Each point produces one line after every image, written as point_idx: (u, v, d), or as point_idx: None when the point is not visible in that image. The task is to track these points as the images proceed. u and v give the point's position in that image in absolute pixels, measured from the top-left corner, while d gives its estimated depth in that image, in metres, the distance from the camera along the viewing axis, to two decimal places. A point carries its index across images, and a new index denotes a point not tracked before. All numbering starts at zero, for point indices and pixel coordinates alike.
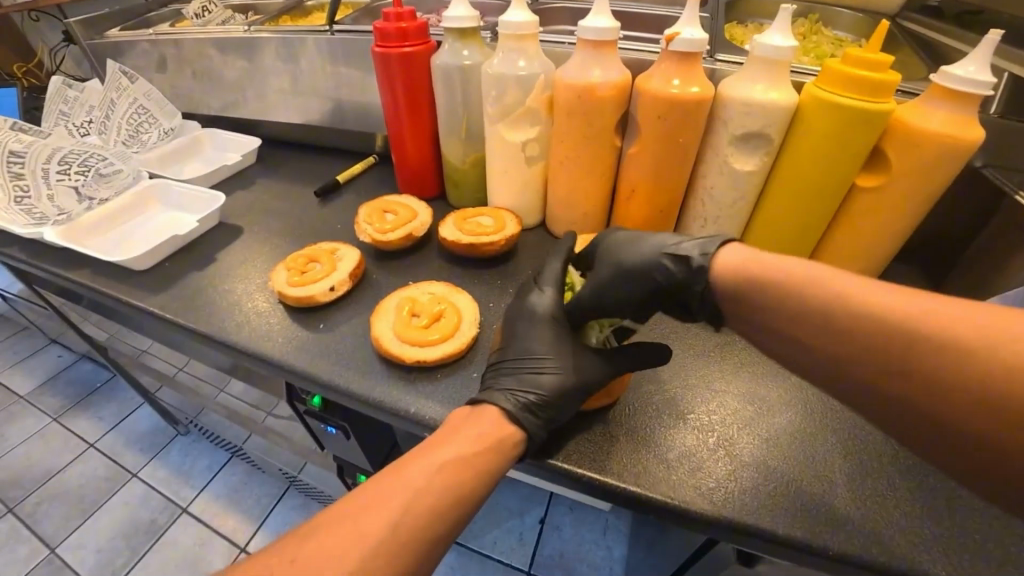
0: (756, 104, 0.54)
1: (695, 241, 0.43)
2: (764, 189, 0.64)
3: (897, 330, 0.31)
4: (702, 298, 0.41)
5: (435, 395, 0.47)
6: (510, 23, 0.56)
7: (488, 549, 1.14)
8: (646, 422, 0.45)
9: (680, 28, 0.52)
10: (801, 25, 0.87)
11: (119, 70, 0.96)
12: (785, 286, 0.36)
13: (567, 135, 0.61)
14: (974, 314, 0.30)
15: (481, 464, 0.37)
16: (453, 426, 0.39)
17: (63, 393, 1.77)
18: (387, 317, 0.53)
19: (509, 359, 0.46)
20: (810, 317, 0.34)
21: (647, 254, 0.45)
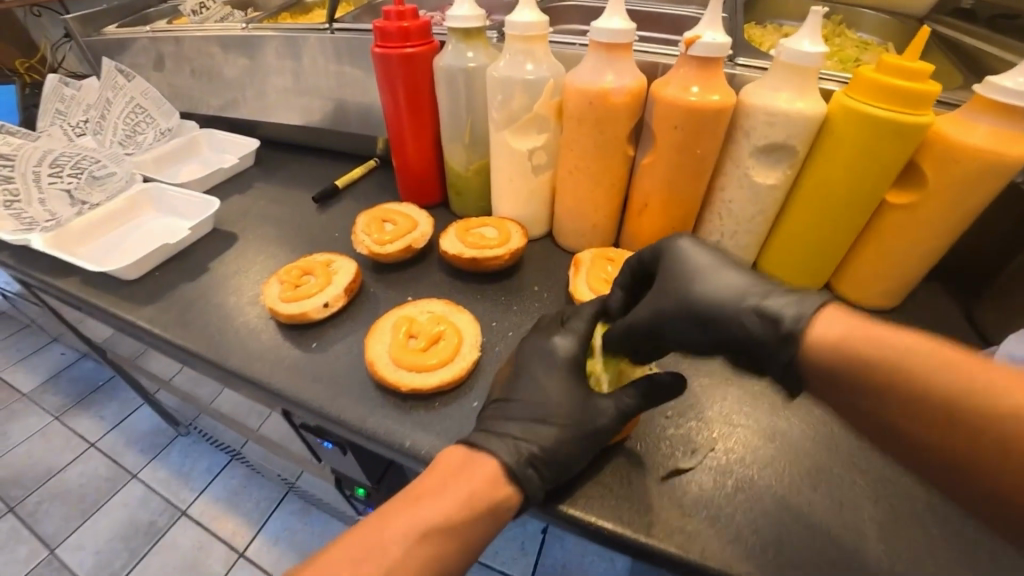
0: (781, 113, 0.51)
1: (786, 296, 0.37)
2: (786, 204, 0.60)
3: (985, 411, 0.28)
4: (788, 369, 0.35)
5: (433, 426, 0.44)
6: (517, 24, 0.53)
7: (489, 560, 1.11)
8: (660, 463, 0.42)
9: (700, 31, 0.48)
10: (824, 26, 0.82)
11: (115, 68, 0.94)
12: (863, 344, 0.32)
13: (577, 144, 0.58)
14: None
15: (467, 531, 0.34)
16: (443, 477, 0.36)
17: (65, 391, 1.76)
18: (383, 338, 0.50)
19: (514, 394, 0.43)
20: (861, 382, 0.31)
21: (726, 298, 0.39)
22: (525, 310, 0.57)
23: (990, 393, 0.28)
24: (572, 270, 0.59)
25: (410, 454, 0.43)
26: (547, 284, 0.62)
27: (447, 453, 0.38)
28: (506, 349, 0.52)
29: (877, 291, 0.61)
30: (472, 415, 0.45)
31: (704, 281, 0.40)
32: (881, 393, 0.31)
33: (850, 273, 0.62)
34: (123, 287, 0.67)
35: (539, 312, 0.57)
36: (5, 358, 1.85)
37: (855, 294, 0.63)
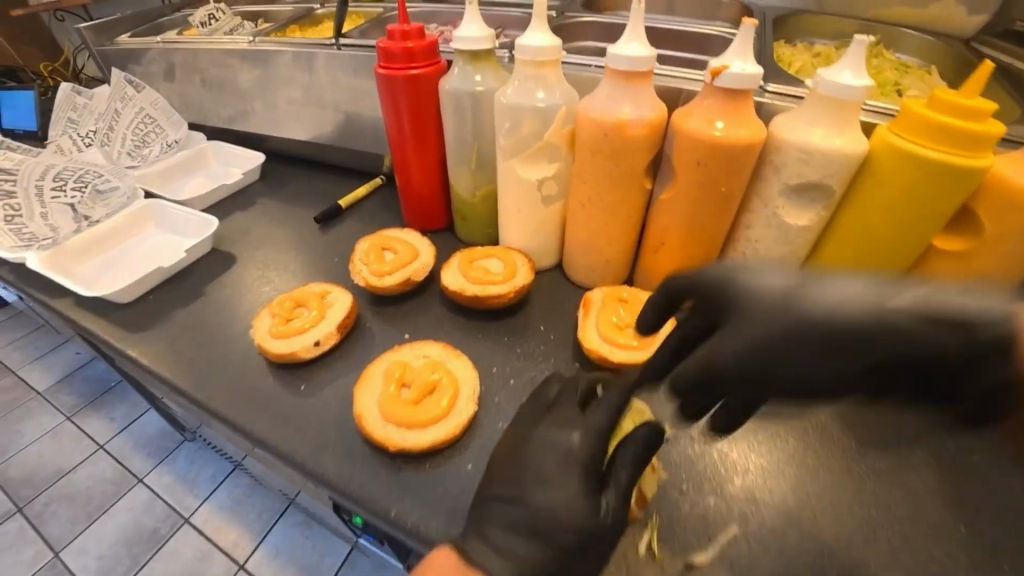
0: (817, 150, 0.46)
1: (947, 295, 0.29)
2: (818, 246, 0.55)
3: None
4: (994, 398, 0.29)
5: (421, 493, 0.40)
6: (527, 48, 0.49)
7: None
8: (672, 543, 0.38)
9: (728, 60, 0.44)
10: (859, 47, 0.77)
11: (125, 78, 0.93)
12: None
13: (590, 176, 0.54)
14: None
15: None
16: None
17: (79, 391, 1.76)
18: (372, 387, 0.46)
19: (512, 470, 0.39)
20: None
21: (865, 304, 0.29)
22: (529, 353, 0.53)
23: None
24: (582, 311, 0.54)
25: (395, 525, 0.39)
26: (554, 324, 0.57)
27: (435, 556, 0.35)
28: (506, 401, 0.48)
29: None
30: (467, 480, 0.41)
31: (815, 293, 0.30)
32: None
33: None
34: (115, 311, 0.65)
35: (544, 357, 0.53)
36: (23, 356, 1.87)
37: None
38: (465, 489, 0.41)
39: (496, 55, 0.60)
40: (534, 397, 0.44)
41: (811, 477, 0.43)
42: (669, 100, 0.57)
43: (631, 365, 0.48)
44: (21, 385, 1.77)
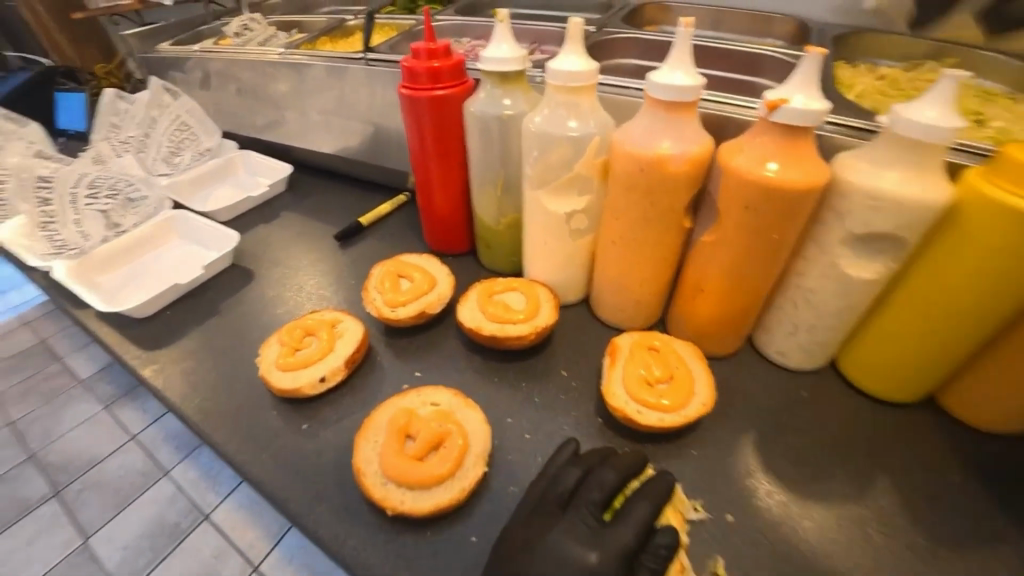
0: (889, 197, 0.40)
1: None
2: (881, 302, 0.49)
3: None
4: None
5: (419, 566, 0.37)
6: (560, 72, 0.44)
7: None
8: None
9: (787, 93, 0.40)
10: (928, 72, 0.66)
11: (163, 87, 0.96)
12: None
13: (623, 212, 0.49)
14: None
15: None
16: None
17: (118, 380, 1.70)
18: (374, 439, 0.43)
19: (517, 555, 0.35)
20: None
21: None
22: (547, 404, 0.49)
23: None
24: (608, 360, 0.49)
25: None
26: (577, 370, 0.53)
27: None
28: (520, 459, 0.44)
29: (1002, 418, 0.47)
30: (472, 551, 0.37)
31: None
32: None
33: (960, 388, 0.49)
34: (132, 326, 0.64)
35: (564, 409, 0.48)
36: (71, 343, 1.81)
37: (970, 416, 0.49)
38: (465, 566, 0.37)
39: (531, 76, 0.57)
40: (547, 475, 0.40)
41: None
42: (716, 129, 0.52)
43: (660, 427, 0.44)
44: (64, 371, 1.71)
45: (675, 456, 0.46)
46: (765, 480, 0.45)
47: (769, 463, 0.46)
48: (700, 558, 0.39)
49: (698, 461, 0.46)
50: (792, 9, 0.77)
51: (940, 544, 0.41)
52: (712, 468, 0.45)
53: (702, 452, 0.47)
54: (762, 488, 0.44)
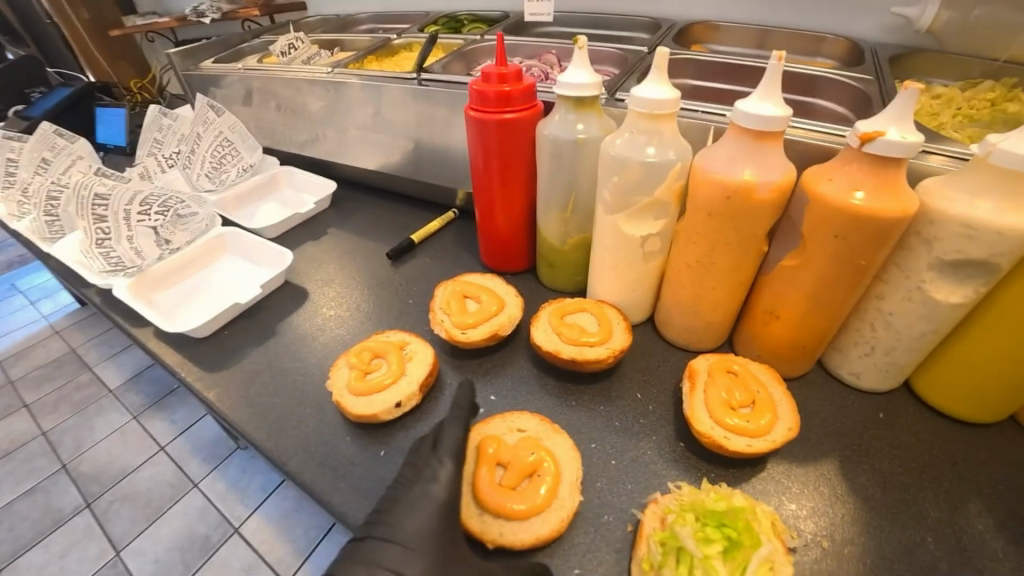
0: (984, 225, 0.41)
1: None
2: (961, 327, 0.49)
3: None
4: None
5: None
6: (645, 100, 0.45)
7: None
8: None
9: (880, 125, 0.40)
10: (987, 90, 0.64)
11: (207, 104, 0.95)
12: None
13: (701, 237, 0.49)
14: None
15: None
16: None
17: (144, 391, 1.69)
18: (434, 478, 0.40)
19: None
20: None
21: None
22: (628, 428, 0.49)
23: None
24: (687, 385, 0.49)
25: None
26: (651, 393, 0.52)
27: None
28: (608, 487, 0.43)
29: None
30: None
31: None
32: None
33: None
34: (193, 347, 0.64)
35: (643, 433, 0.48)
36: (98, 353, 1.82)
37: None
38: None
39: (603, 99, 0.57)
40: (647, 511, 0.39)
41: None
42: (792, 153, 0.52)
43: (748, 453, 0.44)
44: (92, 381, 1.72)
45: (759, 479, 0.46)
46: (852, 503, 0.45)
47: (856, 486, 0.46)
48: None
49: (784, 485, 0.46)
50: (845, 28, 0.77)
51: None
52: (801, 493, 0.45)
53: (788, 477, 0.47)
54: (857, 514, 0.44)
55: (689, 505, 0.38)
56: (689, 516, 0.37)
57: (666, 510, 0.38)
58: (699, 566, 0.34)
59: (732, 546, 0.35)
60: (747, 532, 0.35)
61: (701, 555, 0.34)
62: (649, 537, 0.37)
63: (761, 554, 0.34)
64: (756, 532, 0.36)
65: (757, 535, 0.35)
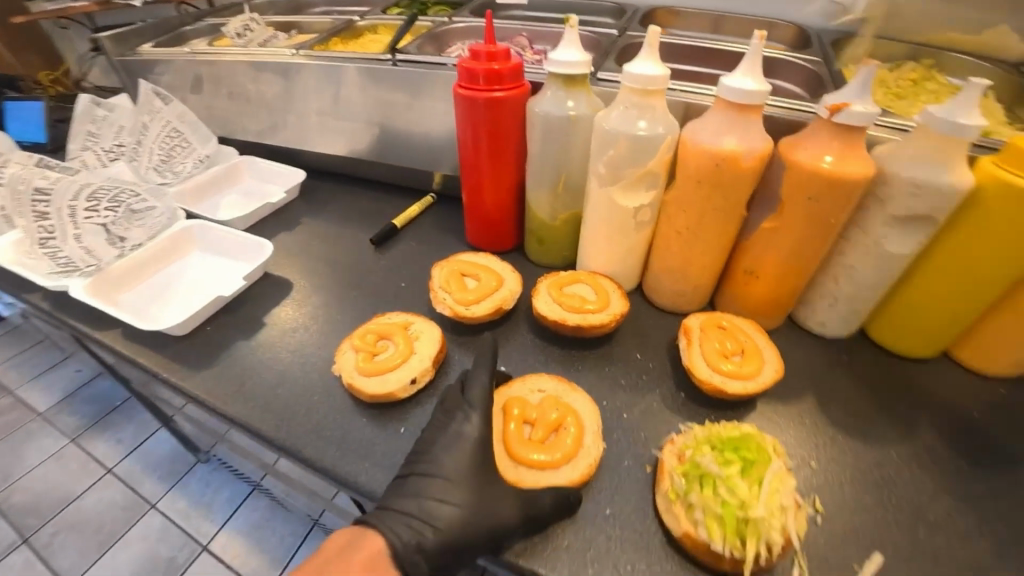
0: (928, 184, 0.48)
1: None
2: (909, 274, 0.57)
3: None
4: None
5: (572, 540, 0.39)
6: (638, 76, 0.47)
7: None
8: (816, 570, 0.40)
9: (846, 96, 0.45)
10: (910, 69, 0.74)
11: (152, 91, 0.88)
12: None
13: (690, 204, 0.53)
14: None
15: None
16: None
17: (81, 411, 1.53)
18: (465, 435, 0.43)
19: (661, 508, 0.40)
20: None
21: None
22: (634, 385, 0.52)
23: None
24: (684, 341, 0.53)
25: None
26: (650, 353, 0.56)
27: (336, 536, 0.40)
28: (626, 438, 0.47)
29: (1001, 362, 0.58)
30: (612, 517, 0.41)
31: None
32: None
33: (976, 341, 0.59)
34: (174, 346, 0.61)
35: (648, 388, 0.52)
36: (20, 374, 1.63)
37: (981, 364, 0.60)
38: (609, 534, 0.40)
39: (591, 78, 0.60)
40: (667, 449, 0.44)
41: (928, 518, 0.45)
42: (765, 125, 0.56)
43: (744, 395, 0.49)
44: (15, 406, 1.54)
45: (752, 417, 0.51)
46: (830, 433, 0.51)
47: (830, 417, 0.53)
48: (807, 496, 0.45)
49: (772, 423, 0.51)
50: (791, 15, 0.85)
51: (978, 475, 0.49)
52: (788, 429, 0.51)
53: (775, 416, 0.52)
54: (835, 441, 0.50)
55: (704, 438, 0.43)
56: (707, 447, 0.41)
57: (684, 445, 0.43)
58: (722, 485, 0.39)
59: (747, 466, 0.40)
60: (756, 452, 0.40)
61: (724, 475, 0.39)
62: (671, 472, 0.42)
63: (773, 468, 0.39)
64: (766, 451, 0.41)
65: (767, 453, 0.41)
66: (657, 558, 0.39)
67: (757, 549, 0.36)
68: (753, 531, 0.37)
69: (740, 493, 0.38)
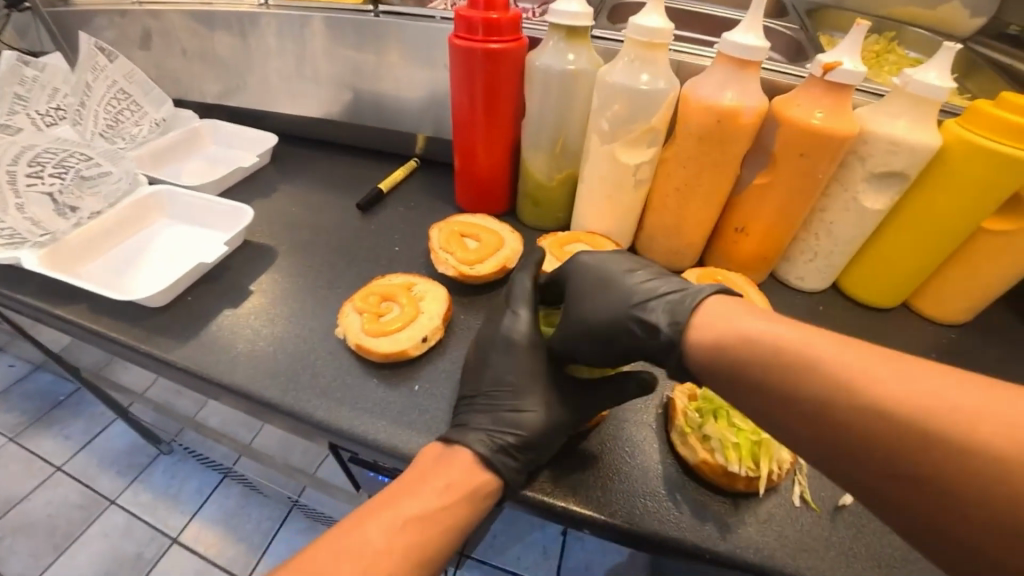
0: (904, 140, 0.52)
1: (659, 299, 0.42)
2: (881, 228, 0.62)
3: (860, 407, 0.29)
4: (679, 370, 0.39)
5: (594, 481, 0.42)
6: (643, 28, 0.48)
7: (512, 566, 0.99)
8: (816, 489, 0.43)
9: (838, 56, 0.48)
10: (874, 41, 0.79)
11: (95, 45, 0.79)
12: (740, 344, 0.34)
13: (687, 163, 0.55)
14: (837, 355, 0.31)
15: (447, 516, 0.36)
16: (427, 473, 0.38)
17: (18, 408, 1.39)
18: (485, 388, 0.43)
19: (681, 440, 0.43)
20: (746, 381, 0.34)
21: (621, 306, 0.43)
22: None
23: (855, 377, 0.30)
24: None
25: (561, 516, 0.40)
26: None
27: (424, 450, 0.40)
28: None
29: (953, 308, 0.65)
30: (631, 454, 0.44)
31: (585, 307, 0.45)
32: (767, 391, 0.33)
33: (930, 291, 0.65)
34: (152, 318, 0.56)
35: None
36: None
37: (933, 312, 0.66)
38: (630, 468, 0.43)
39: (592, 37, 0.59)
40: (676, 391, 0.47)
41: None
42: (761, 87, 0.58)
43: None
44: None
45: None
46: None
47: None
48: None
49: None
50: None
51: None
52: None
53: None
54: None
55: None
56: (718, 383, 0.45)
57: (696, 384, 0.46)
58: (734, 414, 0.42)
59: None
60: None
61: (737, 406, 0.42)
62: (685, 409, 0.44)
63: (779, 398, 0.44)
64: None
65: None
66: (677, 488, 0.42)
67: (768, 467, 0.40)
68: (766, 453, 0.40)
69: (752, 419, 0.42)
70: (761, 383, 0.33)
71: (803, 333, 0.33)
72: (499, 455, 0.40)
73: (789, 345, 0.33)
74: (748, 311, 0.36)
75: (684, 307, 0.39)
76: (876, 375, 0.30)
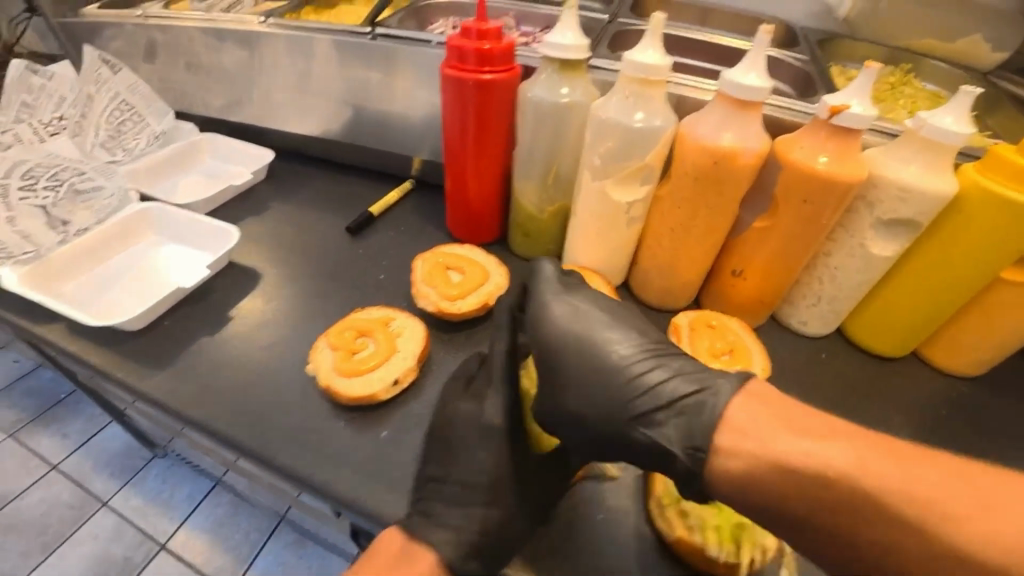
0: (915, 188, 0.49)
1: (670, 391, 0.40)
2: (890, 276, 0.58)
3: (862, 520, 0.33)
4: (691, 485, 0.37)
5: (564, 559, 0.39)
6: (638, 65, 0.46)
7: None
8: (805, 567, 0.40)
9: (846, 99, 0.46)
10: (889, 74, 0.75)
11: (99, 57, 0.79)
12: (756, 462, 0.34)
13: (682, 201, 0.52)
14: (849, 461, 0.34)
15: None
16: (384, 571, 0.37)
17: (20, 404, 1.41)
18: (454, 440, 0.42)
19: (658, 514, 0.40)
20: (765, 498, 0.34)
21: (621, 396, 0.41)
22: None
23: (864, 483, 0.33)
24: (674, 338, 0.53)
25: None
26: None
27: (386, 537, 0.39)
28: None
29: (968, 361, 0.60)
30: (604, 525, 0.41)
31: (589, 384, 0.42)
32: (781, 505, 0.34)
33: (942, 341, 0.61)
34: (129, 341, 0.56)
35: None
36: None
37: (945, 363, 0.62)
38: (601, 544, 0.40)
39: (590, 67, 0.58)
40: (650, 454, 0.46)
41: None
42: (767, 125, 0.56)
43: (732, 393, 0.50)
44: None
45: None
46: None
47: None
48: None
49: None
50: (778, 11, 0.84)
51: None
52: None
53: None
54: None
55: None
56: None
57: None
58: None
59: None
60: None
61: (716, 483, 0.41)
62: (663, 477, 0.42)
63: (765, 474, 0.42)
64: None
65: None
66: (650, 566, 0.39)
67: (750, 554, 0.38)
68: (747, 537, 0.39)
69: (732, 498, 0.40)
70: (777, 499, 0.34)
71: (819, 444, 0.34)
72: (465, 558, 0.39)
73: (809, 467, 0.34)
74: (766, 418, 0.36)
75: (692, 421, 0.38)
76: (872, 480, 0.33)
